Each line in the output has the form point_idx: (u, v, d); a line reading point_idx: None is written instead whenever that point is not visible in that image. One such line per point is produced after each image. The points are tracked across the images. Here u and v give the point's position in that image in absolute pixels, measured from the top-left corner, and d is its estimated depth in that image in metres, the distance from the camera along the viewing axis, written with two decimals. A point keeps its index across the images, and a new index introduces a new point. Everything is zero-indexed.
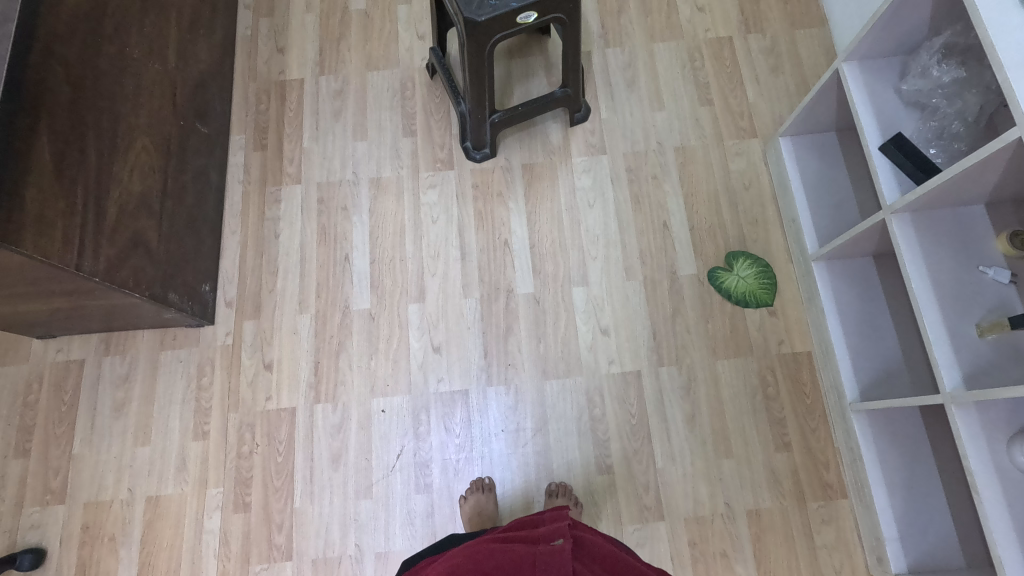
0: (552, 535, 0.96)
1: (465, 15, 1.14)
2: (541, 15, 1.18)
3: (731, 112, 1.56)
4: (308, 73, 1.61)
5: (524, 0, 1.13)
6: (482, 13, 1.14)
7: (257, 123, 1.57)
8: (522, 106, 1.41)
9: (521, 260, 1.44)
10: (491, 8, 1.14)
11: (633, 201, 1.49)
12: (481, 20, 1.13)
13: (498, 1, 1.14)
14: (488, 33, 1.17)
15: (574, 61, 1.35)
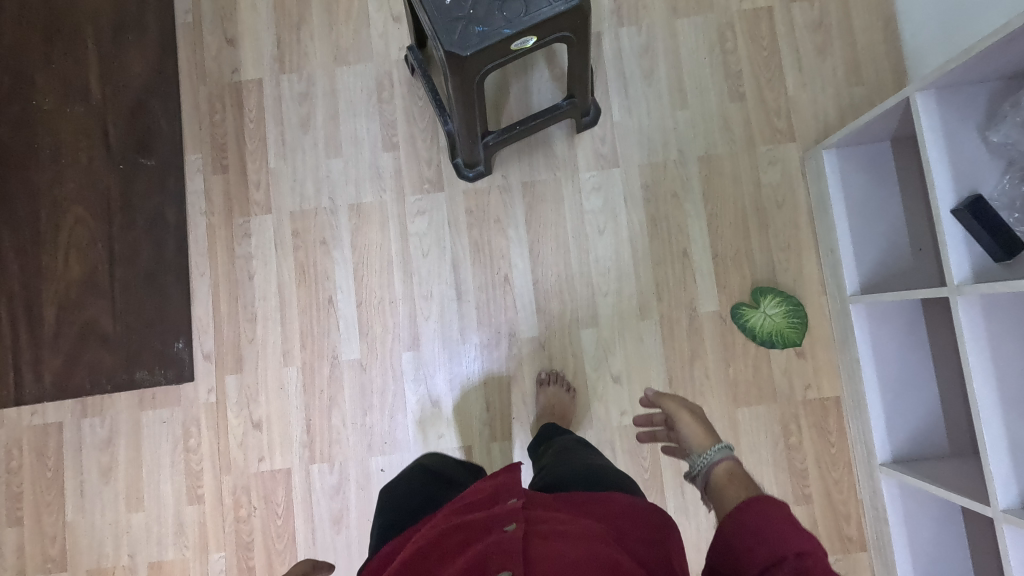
0: (502, 519, 0.71)
1: (447, 49, 0.89)
2: (541, 38, 0.93)
3: (765, 110, 1.33)
4: (266, 72, 1.36)
5: (519, 26, 0.89)
6: (470, 46, 0.89)
7: (214, 137, 1.35)
8: (521, 125, 1.20)
9: (523, 298, 1.30)
10: (478, 38, 0.89)
11: (649, 224, 1.31)
12: (467, 55, 0.90)
13: (487, 27, 0.89)
14: (477, 67, 0.94)
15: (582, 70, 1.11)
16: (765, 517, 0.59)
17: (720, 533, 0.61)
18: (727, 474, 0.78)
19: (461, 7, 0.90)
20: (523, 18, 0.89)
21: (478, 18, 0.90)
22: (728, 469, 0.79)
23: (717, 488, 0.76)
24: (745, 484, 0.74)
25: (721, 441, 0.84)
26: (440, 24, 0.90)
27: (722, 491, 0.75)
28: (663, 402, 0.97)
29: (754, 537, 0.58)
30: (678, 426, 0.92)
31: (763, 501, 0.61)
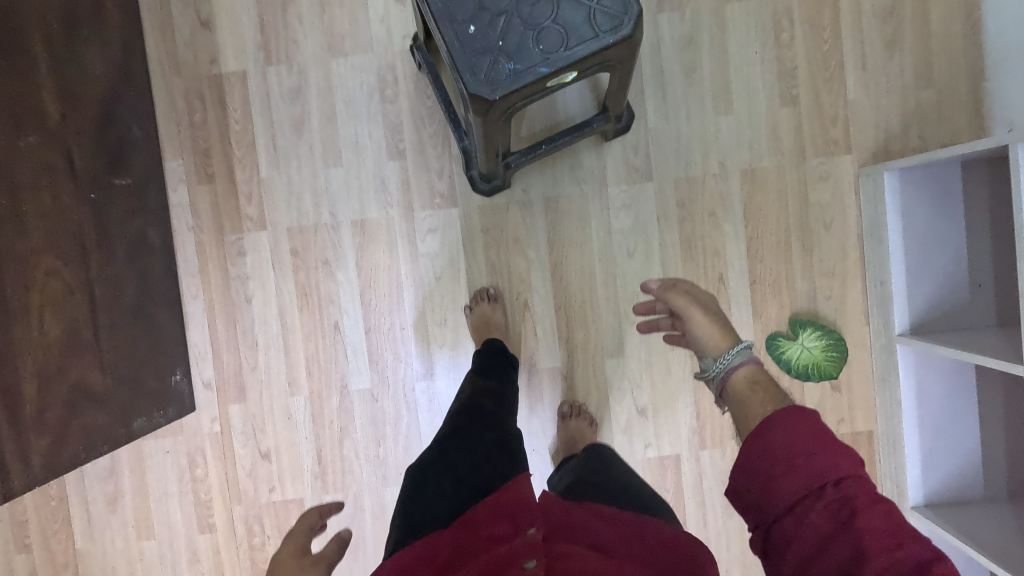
0: (523, 554, 0.63)
1: (470, 91, 0.74)
2: (582, 72, 0.77)
3: (820, 116, 1.17)
4: (250, 63, 1.18)
5: (558, 64, 0.73)
6: (498, 89, 0.73)
7: (195, 141, 1.19)
8: (548, 145, 1.05)
9: (544, 325, 1.21)
10: (508, 78, 0.73)
11: (683, 246, 1.20)
12: (496, 99, 0.74)
13: (519, 64, 0.73)
14: (504, 109, 0.78)
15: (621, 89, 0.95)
16: (800, 435, 0.61)
17: (750, 451, 0.63)
18: (749, 386, 0.78)
19: (486, 38, 0.74)
20: (562, 54, 0.73)
21: (506, 53, 0.74)
22: (749, 378, 0.79)
23: (739, 399, 0.77)
24: (771, 395, 0.74)
25: (741, 342, 0.83)
26: (459, 59, 0.74)
27: (747, 403, 0.75)
28: (671, 297, 0.91)
29: (788, 456, 0.59)
30: (689, 326, 0.88)
31: (794, 416, 0.63)
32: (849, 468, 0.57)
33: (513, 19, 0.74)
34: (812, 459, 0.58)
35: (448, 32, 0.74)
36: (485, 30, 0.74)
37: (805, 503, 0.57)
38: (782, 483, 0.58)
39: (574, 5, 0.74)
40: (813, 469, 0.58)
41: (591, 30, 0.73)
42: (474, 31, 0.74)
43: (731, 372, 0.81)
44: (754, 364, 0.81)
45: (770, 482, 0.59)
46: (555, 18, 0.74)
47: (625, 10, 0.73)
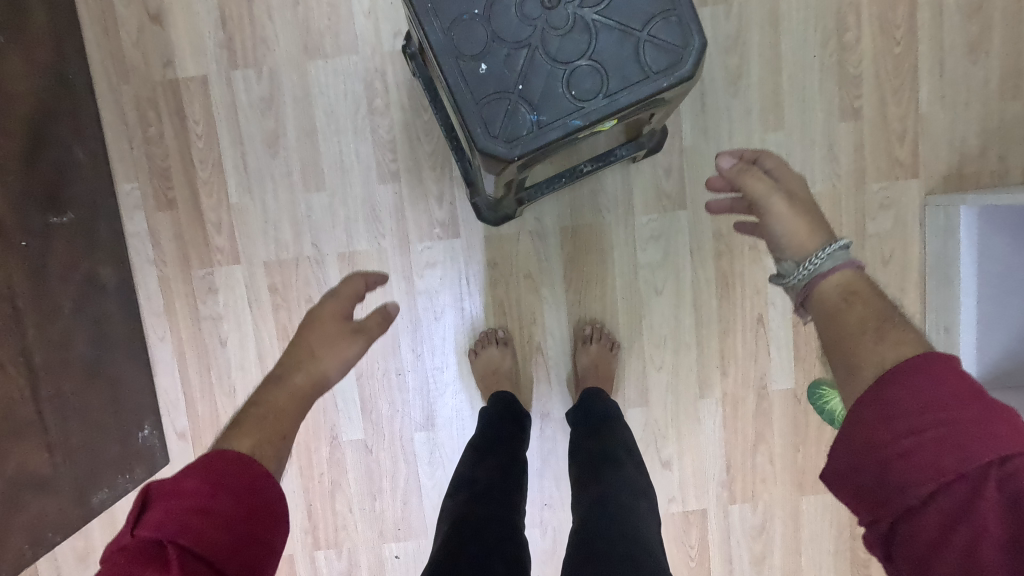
0: None
1: (480, 148, 0.57)
2: (623, 117, 0.61)
3: (885, 134, 1.00)
4: (211, 66, 0.99)
5: (595, 113, 0.56)
6: (518, 147, 0.57)
7: (152, 160, 1.02)
8: (569, 175, 0.89)
9: (559, 371, 1.07)
10: (530, 131, 0.57)
11: (718, 283, 1.04)
12: (514, 159, 0.57)
13: (544, 112, 0.57)
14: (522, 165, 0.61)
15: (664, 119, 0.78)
16: (941, 397, 0.45)
17: (864, 422, 0.48)
18: (842, 299, 0.59)
19: (501, 79, 0.57)
20: (601, 102, 0.57)
21: (528, 99, 0.57)
22: (844, 287, 0.59)
23: (827, 313, 0.59)
24: (875, 312, 0.56)
25: (837, 242, 0.62)
26: (467, 108, 0.57)
27: (840, 318, 0.57)
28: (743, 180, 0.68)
29: (927, 431, 0.44)
30: (766, 217, 0.66)
31: (932, 366, 0.47)
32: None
33: (536, 51, 0.57)
34: (963, 435, 0.43)
35: (451, 70, 0.57)
36: (500, 68, 0.57)
37: (955, 497, 0.43)
38: (919, 471, 0.44)
39: (617, 35, 0.57)
40: (969, 451, 0.42)
41: (639, 69, 0.56)
42: (486, 70, 0.57)
43: (821, 281, 0.61)
44: (854, 271, 0.60)
45: (899, 468, 0.45)
46: (592, 52, 0.57)
47: (684, 42, 0.56)
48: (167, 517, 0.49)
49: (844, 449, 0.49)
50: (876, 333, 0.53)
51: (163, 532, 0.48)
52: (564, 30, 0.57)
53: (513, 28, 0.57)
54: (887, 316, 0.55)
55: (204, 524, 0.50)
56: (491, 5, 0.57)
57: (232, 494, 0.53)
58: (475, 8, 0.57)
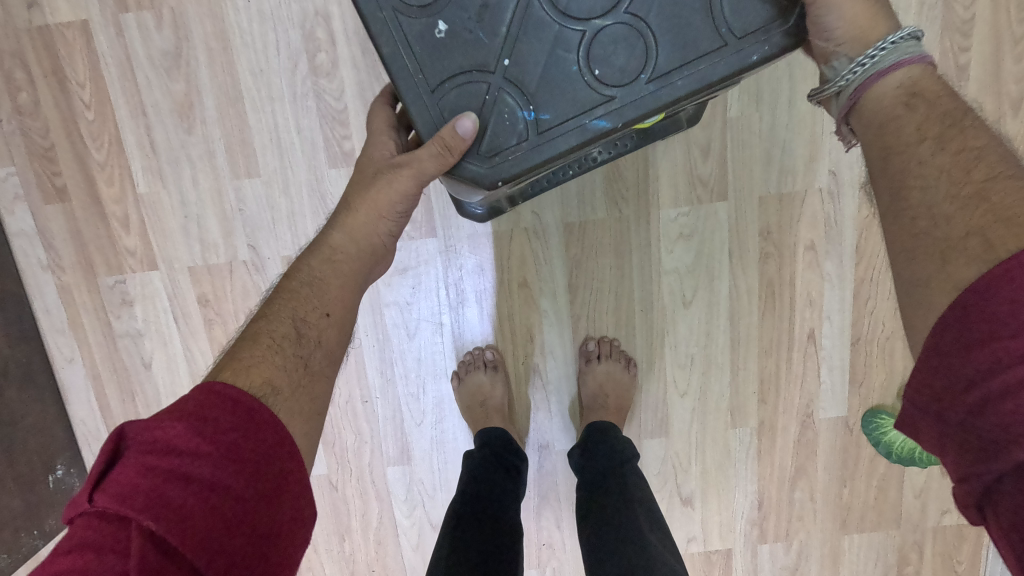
0: None
1: (459, 165, 0.47)
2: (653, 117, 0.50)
3: (996, 99, 0.75)
4: (92, 8, 0.73)
5: (613, 118, 0.46)
6: (504, 161, 0.47)
7: (29, 136, 0.77)
8: (577, 167, 0.64)
9: (561, 396, 0.88)
10: (524, 144, 0.46)
11: (762, 291, 0.83)
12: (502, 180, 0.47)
13: (543, 113, 0.46)
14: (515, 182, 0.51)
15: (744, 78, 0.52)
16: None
17: (945, 344, 0.34)
18: (902, 105, 0.41)
19: (477, 50, 0.45)
20: (645, 88, 0.45)
21: (520, 83, 0.46)
22: (910, 91, 0.42)
23: (874, 126, 0.42)
24: (944, 116, 0.40)
25: (903, 31, 0.43)
26: (418, 100, 0.46)
27: (888, 128, 0.41)
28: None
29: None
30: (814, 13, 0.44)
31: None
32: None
33: (535, 26, 0.45)
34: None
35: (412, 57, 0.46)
36: (473, 34, 0.45)
37: None
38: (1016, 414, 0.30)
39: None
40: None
41: (709, 36, 0.44)
42: (445, 30, 0.45)
43: (874, 86, 0.43)
44: (924, 70, 0.43)
45: (1000, 409, 0.30)
46: (628, 9, 0.45)
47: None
48: (139, 478, 0.36)
49: (922, 380, 0.35)
50: (941, 151, 0.38)
51: (127, 503, 0.35)
52: None
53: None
54: (960, 130, 0.39)
55: (195, 501, 0.37)
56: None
57: (228, 459, 0.39)
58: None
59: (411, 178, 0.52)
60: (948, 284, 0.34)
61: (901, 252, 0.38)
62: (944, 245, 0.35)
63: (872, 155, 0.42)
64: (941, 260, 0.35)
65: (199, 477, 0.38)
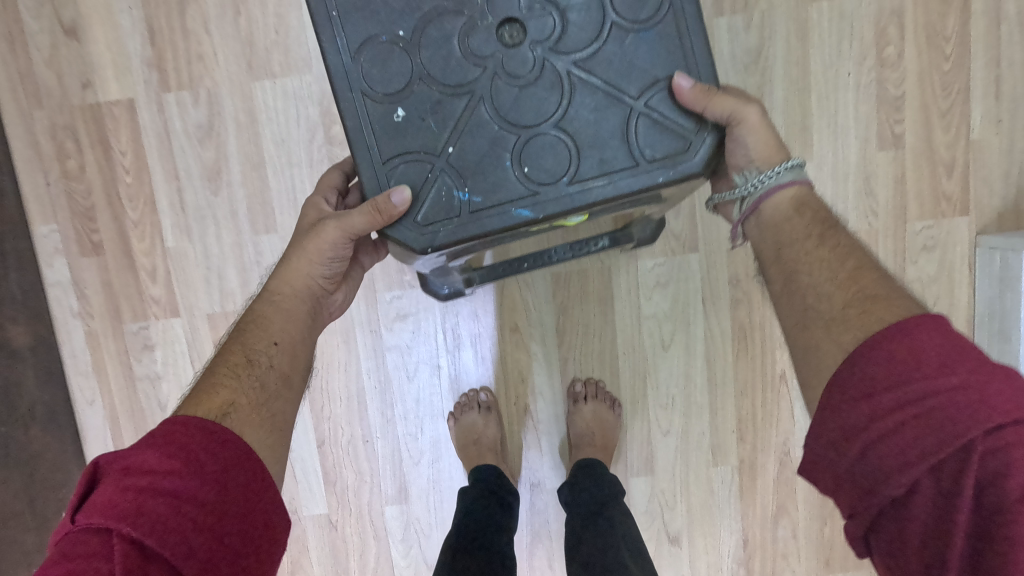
0: None
1: (388, 232, 0.51)
2: (583, 217, 0.55)
3: (931, 164, 0.86)
4: (138, 88, 0.84)
5: (536, 212, 0.50)
6: (433, 236, 0.50)
7: (72, 197, 0.87)
8: (533, 261, 0.74)
9: (550, 435, 0.93)
10: (451, 223, 0.50)
11: (735, 335, 0.90)
12: (425, 251, 0.51)
13: (476, 200, 0.50)
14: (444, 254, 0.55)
15: (673, 195, 0.57)
16: (927, 368, 0.39)
17: (835, 398, 0.43)
18: (793, 211, 0.54)
19: (426, 136, 0.50)
20: (565, 190, 0.50)
21: (458, 169, 0.50)
22: (798, 203, 0.54)
23: (773, 227, 0.54)
24: (823, 223, 0.53)
25: (792, 158, 0.55)
26: (367, 170, 0.51)
27: (782, 230, 0.53)
28: (714, 107, 0.48)
29: (892, 413, 0.39)
30: (735, 133, 0.52)
31: (913, 332, 0.41)
32: (1020, 409, 0.36)
33: (479, 124, 0.50)
34: (951, 408, 0.37)
35: (367, 136, 0.50)
36: (425, 123, 0.50)
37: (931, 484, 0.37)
38: (890, 457, 0.38)
39: (601, 105, 0.50)
40: (959, 424, 0.37)
41: (629, 155, 0.50)
42: (402, 116, 0.50)
43: (772, 196, 0.55)
44: (805, 187, 0.56)
45: (878, 453, 0.39)
46: (563, 123, 0.50)
47: (692, 128, 0.50)
48: (119, 495, 0.42)
49: (818, 432, 0.43)
50: (820, 247, 0.51)
51: (109, 514, 0.41)
52: (524, 82, 0.50)
53: (450, 69, 0.50)
54: (833, 233, 0.52)
55: (167, 509, 0.42)
56: (420, 36, 0.50)
57: (197, 476, 0.44)
58: (400, 29, 0.50)
59: (338, 229, 0.56)
60: (837, 349, 0.45)
61: (795, 327, 0.50)
62: (827, 319, 0.47)
63: (767, 247, 0.54)
64: (826, 329, 0.47)
65: (181, 490, 0.43)
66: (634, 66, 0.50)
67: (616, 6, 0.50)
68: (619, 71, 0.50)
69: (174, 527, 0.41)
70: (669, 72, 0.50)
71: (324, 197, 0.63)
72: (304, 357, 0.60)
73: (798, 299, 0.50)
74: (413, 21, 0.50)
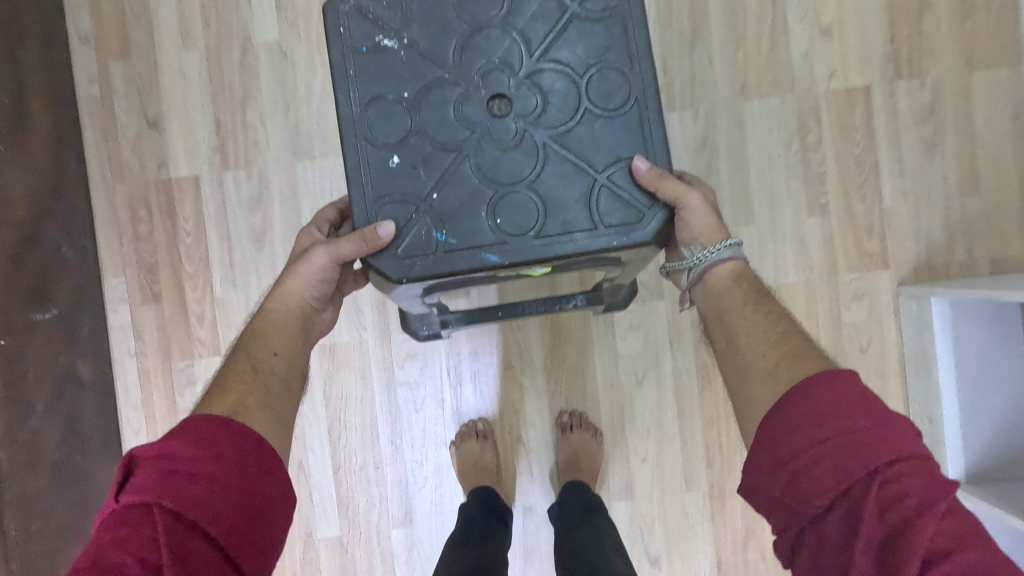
0: None
1: (372, 260, 0.60)
2: (548, 268, 0.65)
3: (853, 228, 1.04)
4: (203, 167, 1.04)
5: (505, 259, 0.60)
6: (411, 267, 0.60)
7: (140, 255, 1.04)
8: (507, 312, 0.90)
9: (540, 462, 1.05)
10: (429, 259, 0.60)
11: (699, 371, 1.04)
12: (403, 281, 0.60)
13: (455, 243, 0.61)
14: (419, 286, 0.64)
15: (627, 259, 0.68)
16: (842, 413, 0.48)
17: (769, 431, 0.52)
18: (733, 281, 0.66)
19: (415, 183, 0.61)
20: (531, 242, 0.60)
21: (439, 214, 0.61)
22: (737, 274, 0.67)
23: (718, 300, 0.66)
24: (757, 295, 0.65)
25: (731, 237, 0.67)
26: (361, 204, 0.61)
27: (724, 298, 0.66)
28: (665, 189, 0.60)
29: (814, 446, 0.48)
30: (683, 215, 0.62)
31: (833, 382, 0.51)
32: (908, 449, 0.45)
33: (463, 181, 0.62)
34: (858, 447, 0.46)
35: (366, 177, 0.61)
36: (416, 172, 0.62)
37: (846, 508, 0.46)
38: (812, 483, 0.47)
39: (566, 174, 0.62)
40: (863, 461, 0.45)
41: (588, 218, 0.61)
42: (396, 163, 0.62)
43: (714, 268, 0.67)
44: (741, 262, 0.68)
45: (802, 477, 0.48)
46: (534, 185, 0.62)
47: (645, 203, 0.61)
48: (153, 477, 0.48)
49: (759, 461, 0.52)
50: (755, 313, 0.63)
51: (146, 494, 0.46)
52: (505, 151, 0.62)
53: (442, 131, 0.62)
54: (766, 301, 0.64)
55: (197, 489, 0.48)
56: (421, 101, 0.62)
57: (224, 461, 0.50)
58: (403, 93, 0.62)
59: (324, 251, 0.64)
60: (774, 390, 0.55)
61: (737, 380, 0.60)
62: (765, 372, 0.57)
63: (712, 312, 0.66)
64: (763, 382, 0.57)
65: (208, 473, 0.49)
66: (601, 146, 0.62)
67: (591, 98, 0.62)
68: (587, 150, 0.62)
69: (208, 506, 0.47)
70: (627, 156, 0.62)
71: (317, 226, 0.75)
72: (302, 364, 0.68)
73: (740, 356, 0.61)
74: (415, 87, 0.62)
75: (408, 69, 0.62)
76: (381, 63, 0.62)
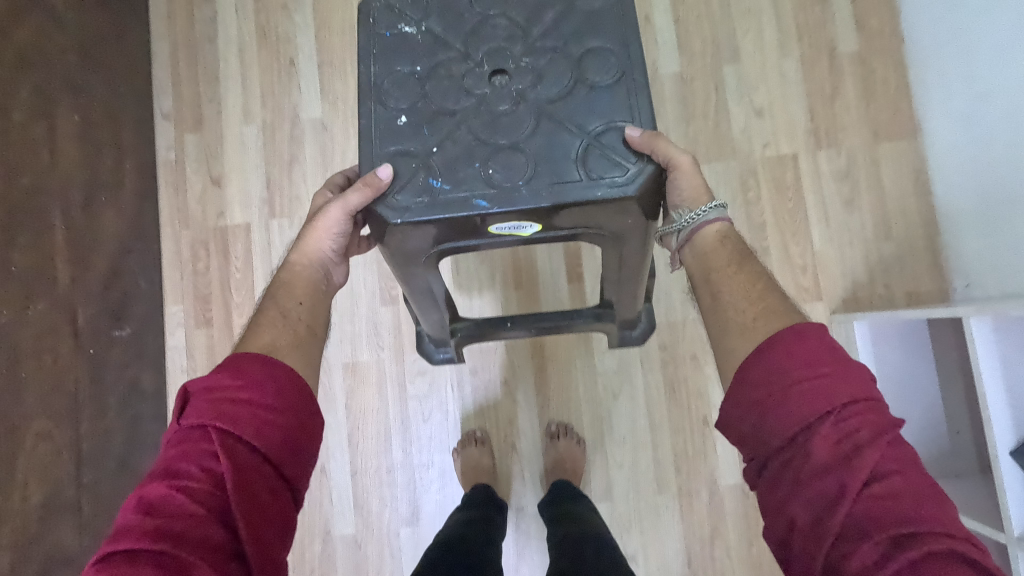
0: None
1: (378, 205, 0.71)
2: (539, 225, 0.74)
3: (790, 267, 1.25)
4: (255, 216, 1.26)
5: (495, 205, 0.70)
6: (408, 208, 0.70)
7: (197, 288, 1.25)
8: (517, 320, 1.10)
9: (531, 466, 1.21)
10: (427, 203, 0.70)
11: (667, 387, 1.22)
12: (400, 221, 0.70)
13: (453, 193, 0.70)
14: (421, 235, 0.74)
15: (618, 228, 0.76)
16: (819, 362, 0.54)
17: (753, 377, 0.57)
18: (718, 241, 0.75)
19: (420, 140, 0.73)
20: (520, 190, 0.70)
21: (438, 165, 0.72)
22: (722, 234, 0.75)
23: (707, 255, 0.74)
24: (738, 253, 0.73)
25: (715, 200, 0.75)
26: (371, 155, 0.74)
27: (712, 256, 0.74)
28: (657, 149, 0.69)
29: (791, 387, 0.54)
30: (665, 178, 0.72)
31: (808, 337, 0.56)
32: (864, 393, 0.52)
33: (463, 138, 0.73)
34: (827, 389, 0.52)
35: (380, 133, 0.74)
36: (422, 131, 0.74)
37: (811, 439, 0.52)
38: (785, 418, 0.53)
39: (552, 134, 0.72)
40: (829, 400, 0.52)
41: (570, 170, 0.70)
42: (406, 121, 0.74)
43: (703, 229, 0.75)
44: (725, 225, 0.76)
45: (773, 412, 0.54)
46: (523, 143, 0.72)
47: (628, 159, 0.70)
48: (209, 404, 0.57)
49: (735, 401, 0.58)
50: (738, 268, 0.71)
51: (205, 417, 0.56)
52: (501, 116, 0.73)
53: (448, 97, 0.74)
54: (746, 260, 0.72)
55: (245, 414, 0.57)
56: (431, 74, 0.76)
57: (264, 393, 0.59)
58: (417, 68, 0.77)
59: (338, 207, 0.74)
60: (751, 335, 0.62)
61: (719, 328, 0.68)
62: (744, 323, 0.64)
63: (701, 267, 0.74)
64: (741, 331, 0.64)
65: (253, 401, 0.58)
66: (584, 113, 0.73)
67: (581, 75, 0.74)
68: (575, 116, 0.73)
69: (254, 427, 0.57)
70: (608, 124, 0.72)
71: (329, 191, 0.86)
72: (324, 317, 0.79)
73: (723, 310, 0.68)
74: (428, 64, 0.77)
75: (424, 50, 0.77)
76: (402, 44, 0.78)
